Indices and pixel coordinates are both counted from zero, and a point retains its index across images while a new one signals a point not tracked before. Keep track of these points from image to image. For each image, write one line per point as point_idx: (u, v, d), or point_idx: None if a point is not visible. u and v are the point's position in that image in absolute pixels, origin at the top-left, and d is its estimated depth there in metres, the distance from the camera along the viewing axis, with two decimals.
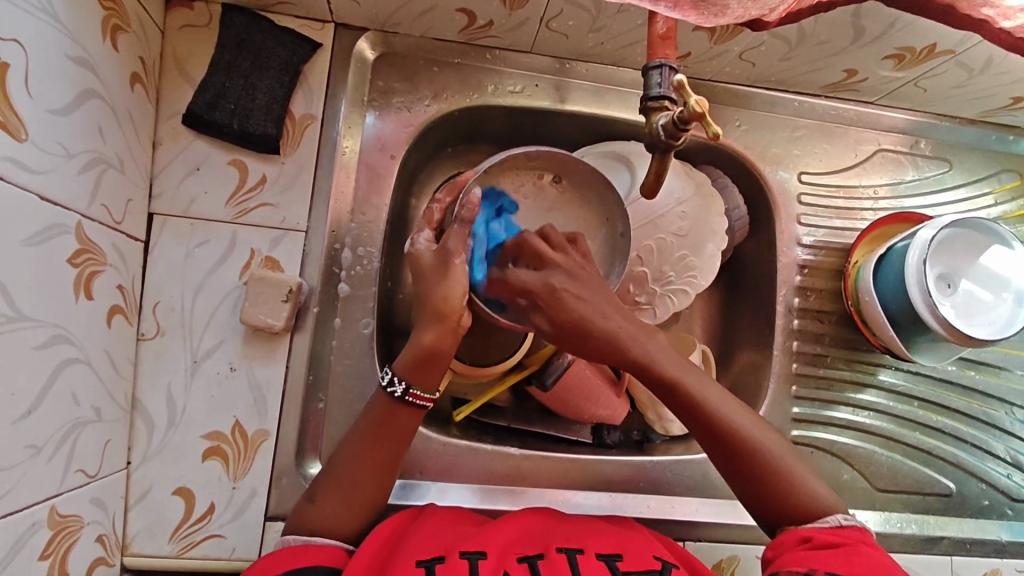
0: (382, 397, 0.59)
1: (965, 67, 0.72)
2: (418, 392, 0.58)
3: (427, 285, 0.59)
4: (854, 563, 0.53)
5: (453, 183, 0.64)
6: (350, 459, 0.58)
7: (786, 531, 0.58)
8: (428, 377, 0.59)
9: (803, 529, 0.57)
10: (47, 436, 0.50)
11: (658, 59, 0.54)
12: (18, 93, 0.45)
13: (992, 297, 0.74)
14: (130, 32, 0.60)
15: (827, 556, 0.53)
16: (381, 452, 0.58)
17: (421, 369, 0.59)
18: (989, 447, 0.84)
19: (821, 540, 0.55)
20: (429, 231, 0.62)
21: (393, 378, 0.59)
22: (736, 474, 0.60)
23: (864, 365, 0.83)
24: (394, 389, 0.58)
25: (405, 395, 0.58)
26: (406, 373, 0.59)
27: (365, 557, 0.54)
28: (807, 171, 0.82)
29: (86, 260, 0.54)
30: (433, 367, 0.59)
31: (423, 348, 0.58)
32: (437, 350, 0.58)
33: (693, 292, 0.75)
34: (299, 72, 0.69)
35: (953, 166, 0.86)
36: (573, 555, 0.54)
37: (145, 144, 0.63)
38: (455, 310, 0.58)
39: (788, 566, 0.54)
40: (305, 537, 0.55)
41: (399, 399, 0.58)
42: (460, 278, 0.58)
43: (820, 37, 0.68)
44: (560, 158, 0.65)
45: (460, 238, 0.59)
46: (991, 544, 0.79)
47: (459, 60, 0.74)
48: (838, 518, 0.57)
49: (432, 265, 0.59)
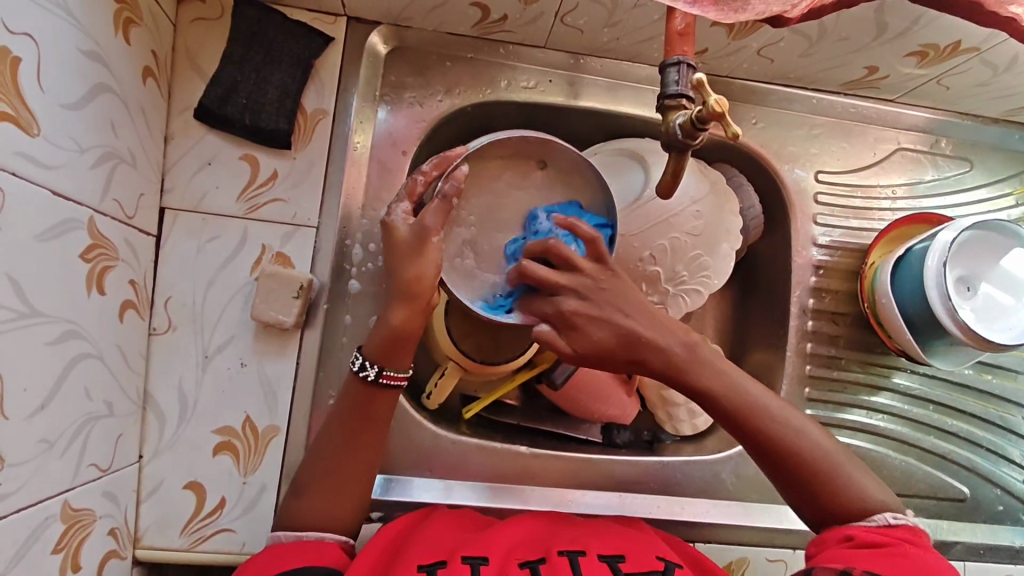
0: (354, 382, 0.59)
1: (989, 65, 0.70)
2: (391, 373, 0.58)
3: (397, 260, 0.58)
4: (896, 563, 0.52)
5: (443, 156, 0.61)
6: (346, 454, 0.57)
7: (832, 529, 0.57)
8: (399, 357, 0.59)
9: (848, 527, 0.56)
10: (60, 431, 0.50)
11: (676, 56, 0.53)
12: (31, 89, 0.45)
13: (1012, 301, 0.72)
14: (142, 25, 0.59)
15: (863, 554, 0.53)
16: (358, 443, 0.58)
17: (391, 350, 0.58)
18: (1004, 452, 0.83)
19: (862, 538, 0.54)
20: (408, 203, 0.60)
21: (364, 362, 0.58)
22: (777, 474, 0.58)
23: (878, 368, 0.82)
24: (366, 373, 0.58)
25: (379, 378, 0.58)
26: (376, 355, 0.58)
27: (366, 562, 0.53)
28: (824, 170, 0.81)
29: (98, 255, 0.54)
30: (405, 347, 0.59)
31: (394, 329, 0.58)
32: (407, 330, 0.58)
33: (706, 292, 0.75)
34: (311, 66, 0.68)
35: (974, 166, 0.84)
36: (574, 557, 0.54)
37: (158, 138, 0.63)
38: (428, 289, 0.58)
39: (824, 561, 0.54)
40: (297, 533, 0.55)
41: (372, 383, 0.58)
42: (434, 257, 0.58)
43: (841, 33, 0.67)
44: (538, 141, 0.64)
45: (438, 215, 0.58)
46: (1004, 550, 0.78)
47: (472, 54, 0.73)
48: (885, 516, 0.56)
49: (407, 243, 0.58)
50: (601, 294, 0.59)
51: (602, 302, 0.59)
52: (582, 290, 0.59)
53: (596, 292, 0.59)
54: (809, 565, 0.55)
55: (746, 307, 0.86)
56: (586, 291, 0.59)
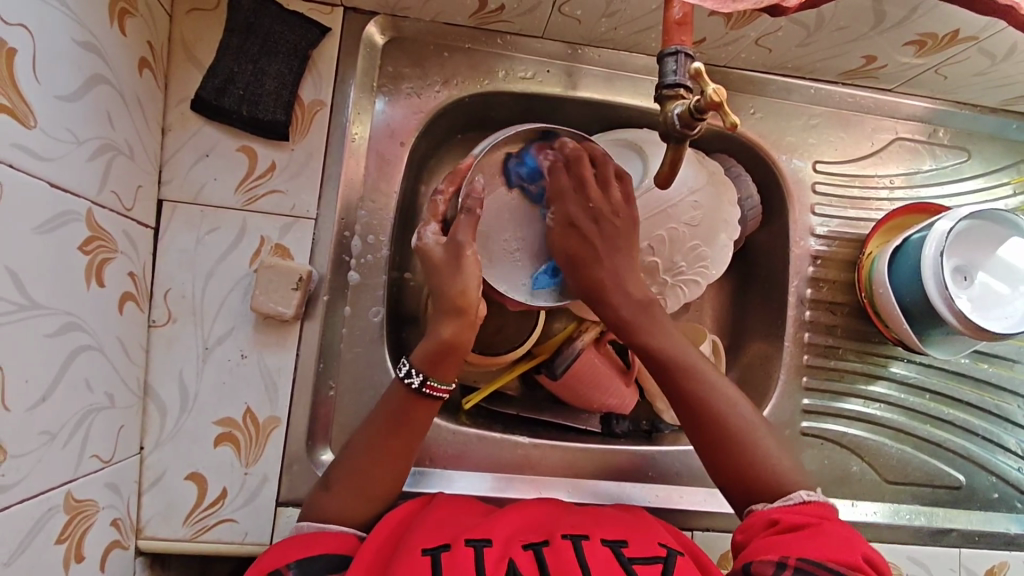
0: (398, 389, 0.59)
1: (988, 54, 0.70)
2: (434, 383, 0.58)
3: (440, 279, 0.59)
4: (820, 542, 0.51)
5: (454, 171, 0.63)
6: (360, 451, 0.58)
7: (755, 513, 0.56)
8: (447, 369, 0.59)
9: (769, 512, 0.55)
10: (61, 422, 0.50)
11: (675, 45, 0.53)
12: (27, 80, 0.45)
13: (1008, 290, 0.72)
14: (138, 16, 0.59)
15: (791, 538, 0.52)
16: (390, 440, 0.58)
17: (439, 361, 0.59)
18: (1000, 440, 0.83)
19: (787, 522, 0.53)
20: (435, 224, 0.62)
21: (411, 370, 0.59)
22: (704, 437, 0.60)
23: (875, 357, 0.82)
24: (411, 380, 0.58)
25: (422, 387, 0.58)
26: (424, 365, 0.59)
27: (373, 548, 0.54)
28: (822, 160, 0.81)
29: (97, 247, 0.54)
30: (452, 360, 0.59)
31: (443, 341, 0.59)
32: (457, 343, 0.59)
33: (704, 282, 0.74)
34: (308, 57, 0.68)
35: (971, 156, 0.84)
36: (577, 541, 0.54)
37: (155, 130, 0.63)
38: (473, 301, 0.59)
39: (757, 554, 0.52)
40: (318, 524, 0.56)
41: (415, 392, 0.58)
42: (475, 270, 0.59)
43: (839, 22, 0.67)
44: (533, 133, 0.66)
45: (469, 227, 0.59)
46: (999, 536, 0.79)
47: (470, 45, 0.73)
48: (801, 494, 0.56)
49: (444, 260, 0.59)
50: (607, 230, 0.64)
51: (607, 232, 0.64)
52: (599, 215, 0.64)
53: (604, 221, 0.64)
54: (739, 562, 0.53)
55: (743, 298, 0.86)
56: (598, 215, 0.64)
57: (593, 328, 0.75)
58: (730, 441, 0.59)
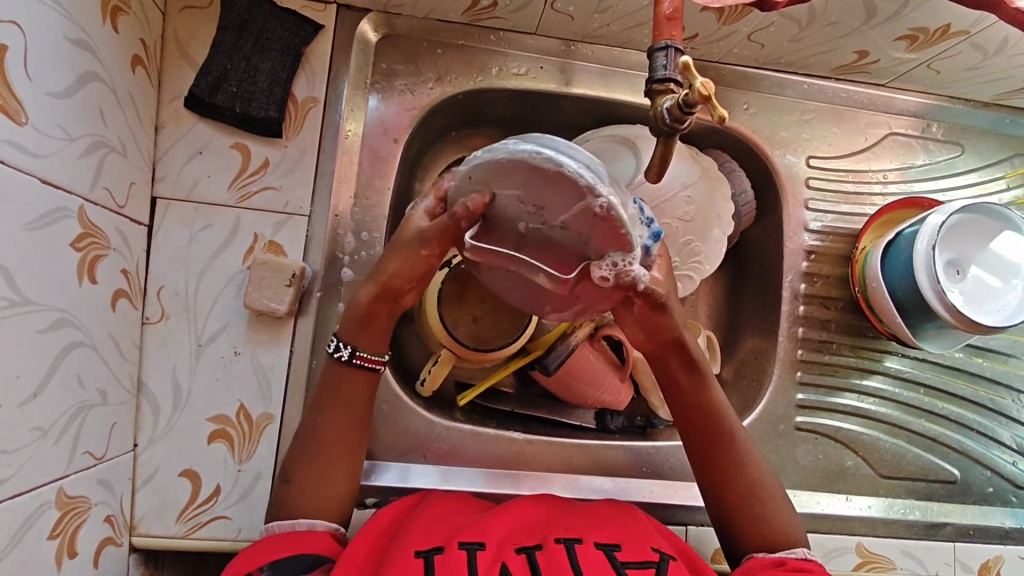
0: (332, 365, 0.59)
1: (980, 49, 0.70)
2: (364, 354, 0.59)
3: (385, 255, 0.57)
4: None
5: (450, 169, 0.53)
6: (315, 439, 0.58)
7: (755, 559, 0.59)
8: (376, 341, 0.59)
9: (776, 556, 0.58)
10: (53, 419, 0.50)
11: (665, 40, 0.53)
12: (18, 77, 0.45)
13: (1001, 284, 0.73)
14: (130, 14, 0.59)
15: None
16: (341, 423, 0.58)
17: (365, 334, 0.59)
18: (994, 435, 0.83)
19: (793, 564, 0.57)
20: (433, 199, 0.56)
21: (339, 344, 0.59)
22: (721, 483, 0.62)
23: (869, 352, 0.82)
24: (341, 354, 0.58)
25: (353, 359, 0.58)
26: (351, 338, 0.59)
27: (361, 549, 0.54)
28: (816, 155, 0.81)
29: (89, 244, 0.54)
30: (376, 330, 0.59)
31: (363, 310, 0.58)
32: (375, 312, 0.58)
33: (696, 278, 0.75)
34: (301, 54, 0.68)
35: (965, 150, 0.85)
36: (570, 545, 0.54)
37: (148, 127, 0.63)
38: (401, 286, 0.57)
39: None
40: (291, 522, 0.55)
41: (346, 363, 0.58)
42: (420, 266, 0.57)
43: (831, 17, 0.67)
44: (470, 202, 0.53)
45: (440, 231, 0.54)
46: (993, 530, 0.79)
47: (462, 42, 0.73)
48: (803, 551, 0.59)
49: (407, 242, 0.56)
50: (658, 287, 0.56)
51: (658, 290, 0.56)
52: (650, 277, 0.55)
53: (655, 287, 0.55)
54: None
55: (738, 293, 0.86)
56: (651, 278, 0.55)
57: (587, 324, 0.76)
58: (747, 490, 0.61)
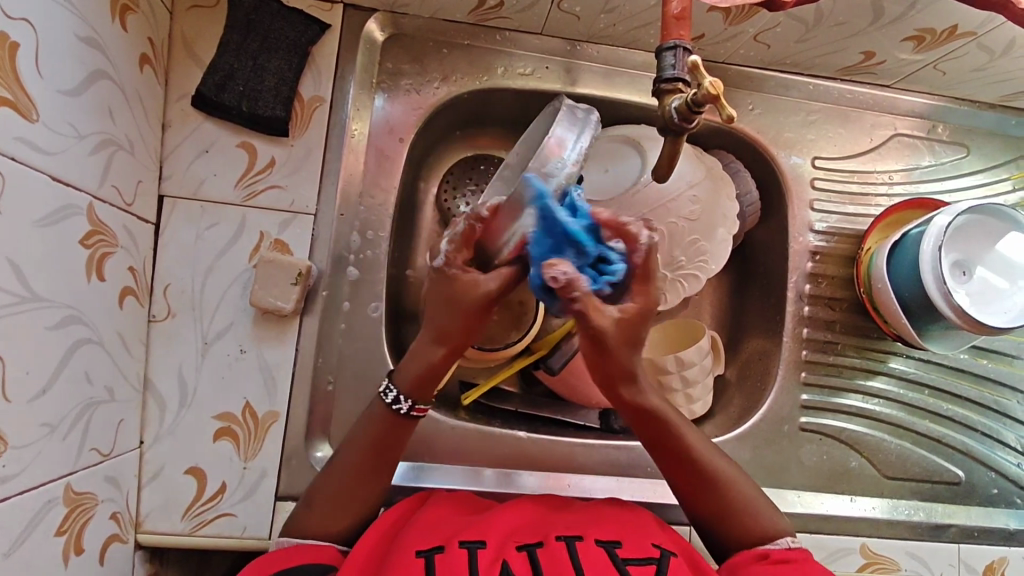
0: (384, 413, 0.57)
1: (986, 49, 0.70)
2: (423, 406, 0.56)
3: (441, 318, 0.51)
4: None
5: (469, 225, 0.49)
6: (343, 473, 0.57)
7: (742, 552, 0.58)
8: (431, 390, 0.56)
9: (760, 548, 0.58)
10: (61, 415, 0.51)
11: (672, 40, 0.53)
12: (29, 73, 0.45)
13: (1008, 285, 0.73)
14: (139, 13, 0.59)
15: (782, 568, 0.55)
16: (381, 457, 0.58)
17: (425, 387, 0.55)
18: (999, 436, 0.83)
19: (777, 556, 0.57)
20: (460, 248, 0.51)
21: (398, 397, 0.56)
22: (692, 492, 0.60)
23: (874, 353, 0.82)
24: (399, 407, 0.56)
25: (411, 411, 0.56)
26: (410, 392, 0.55)
27: (359, 556, 0.54)
28: (820, 156, 0.81)
29: (97, 241, 0.54)
30: (436, 383, 0.55)
31: (432, 370, 0.54)
32: (440, 371, 0.54)
33: (704, 277, 0.74)
34: (308, 53, 0.68)
35: (970, 151, 0.85)
36: (571, 542, 0.54)
37: (155, 125, 0.63)
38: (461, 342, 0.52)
39: None
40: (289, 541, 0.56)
41: (405, 415, 0.56)
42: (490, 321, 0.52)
43: (837, 17, 0.67)
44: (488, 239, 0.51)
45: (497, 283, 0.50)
46: (998, 532, 0.79)
47: (468, 41, 0.74)
48: (786, 539, 0.59)
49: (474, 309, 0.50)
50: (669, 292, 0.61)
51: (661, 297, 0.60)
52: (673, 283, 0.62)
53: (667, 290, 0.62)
54: None
55: (742, 294, 0.86)
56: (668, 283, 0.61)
57: None
58: (720, 497, 0.60)
